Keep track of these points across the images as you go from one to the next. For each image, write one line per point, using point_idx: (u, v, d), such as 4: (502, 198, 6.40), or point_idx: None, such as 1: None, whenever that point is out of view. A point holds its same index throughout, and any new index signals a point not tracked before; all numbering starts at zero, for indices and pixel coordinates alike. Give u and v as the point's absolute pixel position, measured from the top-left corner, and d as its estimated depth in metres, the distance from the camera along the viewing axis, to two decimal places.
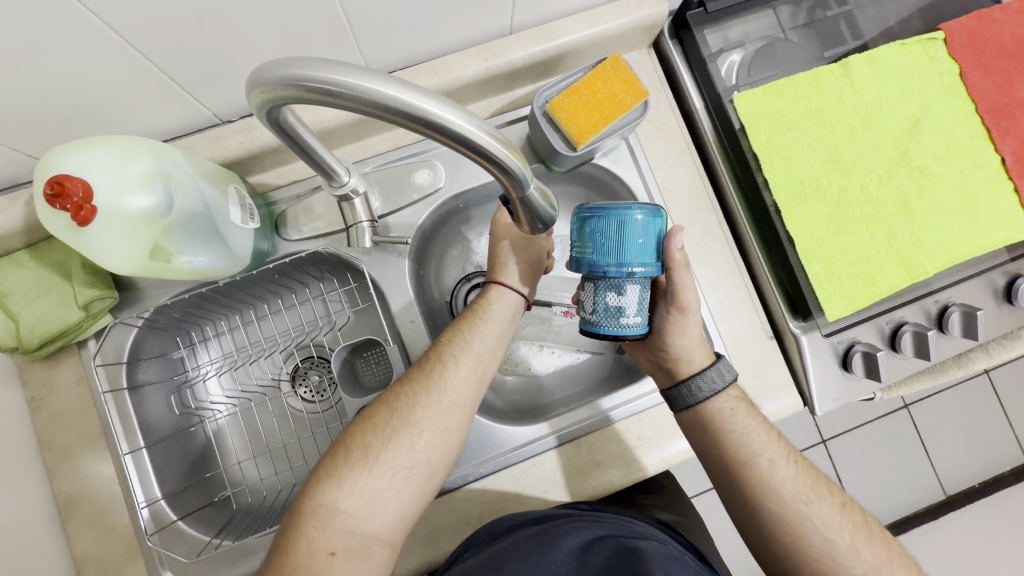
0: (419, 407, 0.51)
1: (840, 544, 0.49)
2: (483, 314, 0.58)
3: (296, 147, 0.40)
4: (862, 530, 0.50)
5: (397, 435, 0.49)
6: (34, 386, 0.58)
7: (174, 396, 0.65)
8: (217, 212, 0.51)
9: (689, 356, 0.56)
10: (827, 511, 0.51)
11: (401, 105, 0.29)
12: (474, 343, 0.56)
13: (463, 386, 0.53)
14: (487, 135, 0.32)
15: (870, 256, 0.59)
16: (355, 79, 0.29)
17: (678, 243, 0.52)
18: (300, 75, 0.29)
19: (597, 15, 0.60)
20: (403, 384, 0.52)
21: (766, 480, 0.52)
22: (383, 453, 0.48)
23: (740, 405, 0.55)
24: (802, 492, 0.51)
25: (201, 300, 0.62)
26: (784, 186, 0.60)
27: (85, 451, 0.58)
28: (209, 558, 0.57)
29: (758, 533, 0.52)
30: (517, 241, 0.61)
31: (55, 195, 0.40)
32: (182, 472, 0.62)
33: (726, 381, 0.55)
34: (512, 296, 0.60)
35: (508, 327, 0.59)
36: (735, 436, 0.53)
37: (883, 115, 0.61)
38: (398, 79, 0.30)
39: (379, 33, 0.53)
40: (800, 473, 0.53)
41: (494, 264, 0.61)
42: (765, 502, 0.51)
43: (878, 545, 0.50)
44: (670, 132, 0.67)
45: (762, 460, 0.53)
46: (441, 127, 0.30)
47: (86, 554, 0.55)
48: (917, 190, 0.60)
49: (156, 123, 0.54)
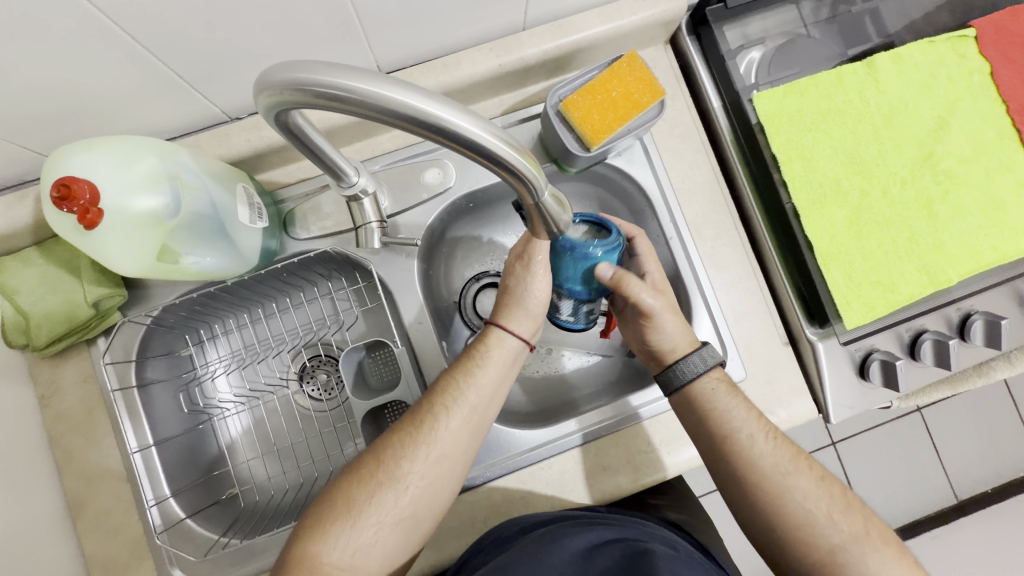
0: (405, 461, 0.50)
1: (817, 514, 0.50)
2: (481, 361, 0.55)
3: (303, 147, 0.39)
4: (839, 502, 0.50)
5: (381, 492, 0.48)
6: (43, 384, 0.59)
7: (183, 394, 0.65)
8: (225, 213, 0.50)
9: (672, 345, 0.57)
10: (803, 483, 0.51)
11: (411, 110, 0.29)
12: (469, 394, 0.53)
13: (454, 440, 0.51)
14: (499, 140, 0.31)
15: (891, 261, 0.57)
16: (364, 84, 0.28)
17: (609, 272, 0.52)
18: (307, 80, 0.29)
19: (612, 11, 0.59)
20: (392, 436, 0.51)
21: (745, 452, 0.53)
22: (367, 509, 0.48)
23: (721, 386, 0.55)
24: (780, 464, 0.52)
25: (208, 299, 0.62)
26: (803, 189, 0.58)
27: (94, 449, 0.58)
28: (217, 558, 0.57)
29: (740, 506, 0.54)
30: (522, 285, 0.56)
31: (62, 197, 0.39)
32: (190, 472, 0.62)
33: (708, 365, 0.55)
34: (512, 341, 0.56)
35: (506, 375, 0.56)
36: (716, 414, 0.54)
37: (907, 115, 0.59)
38: (406, 84, 0.29)
39: (389, 28, 0.52)
40: (780, 448, 0.53)
41: (497, 306, 0.57)
42: (746, 476, 0.53)
43: (857, 517, 0.50)
44: (685, 131, 0.65)
45: (741, 435, 0.53)
46: (451, 132, 0.29)
47: (96, 553, 0.56)
48: (942, 194, 0.58)
49: (162, 121, 0.53)
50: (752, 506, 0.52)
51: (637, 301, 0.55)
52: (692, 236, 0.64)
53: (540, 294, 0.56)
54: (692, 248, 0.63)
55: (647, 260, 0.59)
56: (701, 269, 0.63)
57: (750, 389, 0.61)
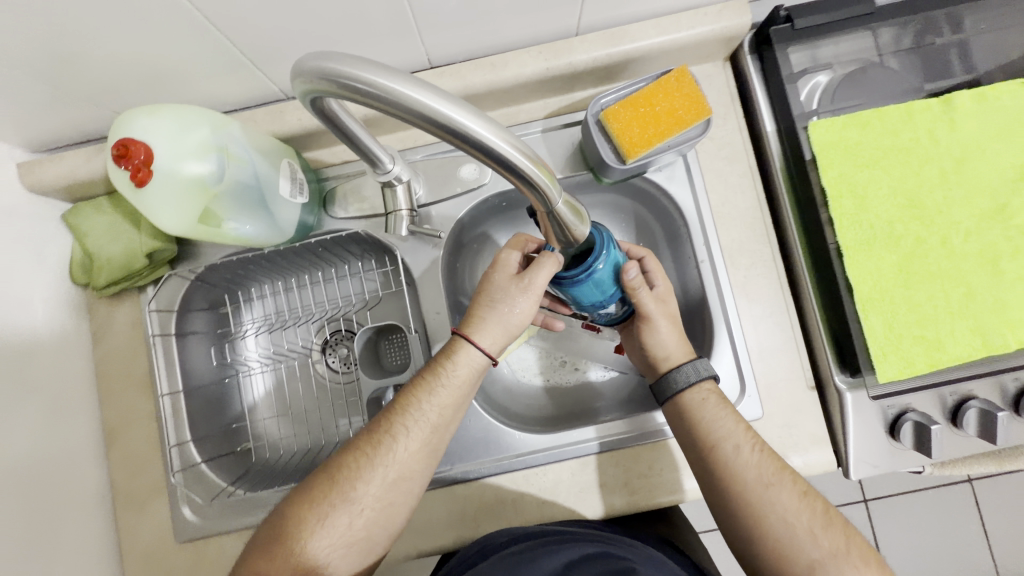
0: (360, 483, 0.51)
1: (798, 528, 0.48)
2: (444, 379, 0.54)
3: (340, 133, 0.41)
4: (820, 518, 0.48)
5: (334, 514, 0.50)
6: (97, 320, 0.65)
7: (215, 347, 0.69)
8: (267, 184, 0.53)
9: (665, 352, 0.57)
10: (786, 496, 0.49)
11: (429, 111, 0.29)
12: (428, 413, 0.53)
13: (411, 460, 0.52)
14: (514, 149, 0.31)
15: (941, 316, 0.53)
16: (387, 81, 0.29)
17: (634, 272, 0.54)
18: (334, 71, 0.30)
19: (669, 23, 0.57)
20: (348, 455, 0.52)
21: (728, 464, 0.51)
22: (318, 530, 0.49)
23: (712, 397, 0.54)
24: (763, 477, 0.50)
25: (247, 264, 0.66)
26: (851, 228, 0.54)
27: (132, 387, 0.64)
28: (223, 505, 0.61)
29: (719, 515, 0.52)
30: (504, 299, 0.54)
31: (120, 155, 0.44)
32: (212, 421, 0.67)
33: (701, 376, 0.54)
34: (477, 355, 0.54)
35: (470, 390, 0.55)
36: (703, 422, 0.52)
37: (984, 161, 0.54)
38: (426, 83, 0.30)
39: (441, 24, 0.53)
40: (763, 458, 0.51)
41: (469, 316, 0.55)
42: (728, 487, 0.50)
43: (837, 533, 0.48)
44: (733, 153, 0.62)
45: (726, 446, 0.51)
46: (468, 136, 0.30)
47: (120, 480, 0.62)
48: (1012, 251, 0.53)
49: (225, 94, 0.57)
50: (737, 519, 0.50)
51: (643, 307, 0.57)
52: (725, 264, 0.61)
53: (520, 314, 0.54)
54: (724, 277, 0.61)
55: (654, 278, 0.60)
56: (730, 296, 0.61)
57: (765, 431, 0.58)
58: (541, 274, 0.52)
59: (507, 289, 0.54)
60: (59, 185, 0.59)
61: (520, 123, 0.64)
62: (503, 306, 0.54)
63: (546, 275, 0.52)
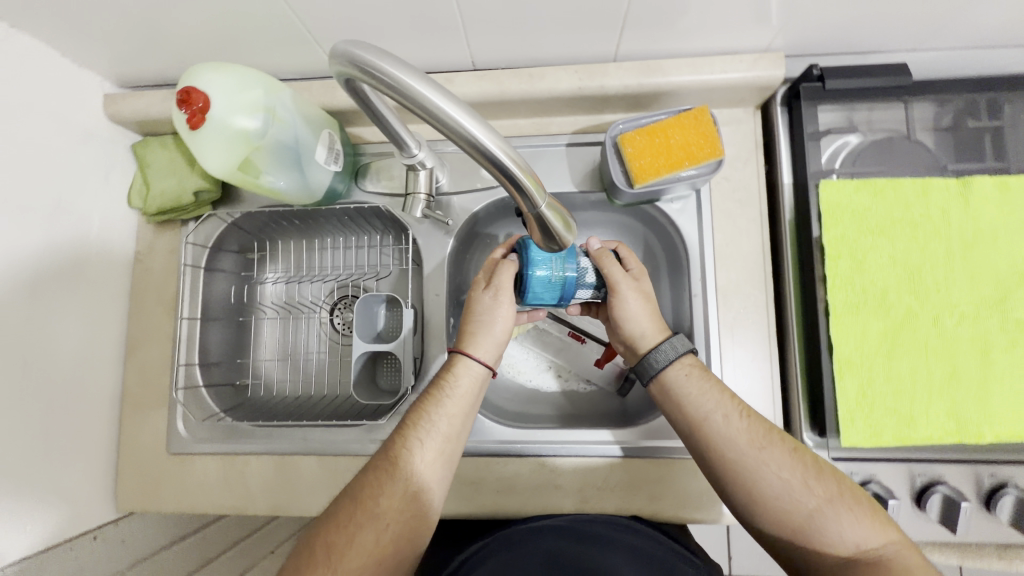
0: (383, 500, 0.51)
1: (794, 481, 0.49)
2: (448, 391, 0.56)
3: (370, 113, 0.46)
4: (812, 469, 0.50)
5: (361, 532, 0.50)
6: (143, 244, 0.72)
7: (235, 287, 0.76)
8: (305, 148, 0.59)
9: (640, 331, 0.57)
10: (777, 455, 0.50)
11: (427, 103, 0.34)
12: (438, 424, 0.55)
13: (428, 471, 0.53)
14: (500, 150, 0.35)
15: (919, 393, 0.53)
16: (398, 72, 0.34)
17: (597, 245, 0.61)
18: (357, 57, 0.35)
19: (703, 64, 0.60)
20: (367, 474, 0.52)
21: (721, 436, 0.52)
22: (348, 549, 0.49)
23: (694, 371, 0.55)
24: (755, 440, 0.51)
25: (277, 218, 0.72)
26: (843, 289, 0.55)
27: (159, 307, 0.71)
28: (212, 428, 0.67)
29: (717, 483, 0.52)
30: (488, 311, 0.58)
31: (183, 100, 0.50)
32: (220, 352, 0.73)
33: (678, 352, 0.55)
34: (477, 367, 0.57)
35: (475, 401, 0.57)
36: (691, 397, 0.53)
37: (993, 249, 0.54)
38: (432, 80, 0.34)
39: (487, 32, 0.57)
40: (751, 424, 0.52)
41: (463, 333, 0.58)
42: (725, 458, 0.51)
43: (830, 480, 0.50)
44: (746, 197, 0.64)
45: (716, 417, 0.52)
46: (459, 131, 0.34)
47: (132, 386, 0.69)
48: (1007, 343, 0.52)
49: (287, 64, 0.63)
50: (735, 484, 0.51)
51: (614, 283, 0.58)
52: (718, 302, 0.62)
53: (504, 322, 0.58)
54: (714, 315, 0.62)
55: (630, 262, 0.61)
56: (715, 335, 0.62)
57: None
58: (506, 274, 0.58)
59: (488, 301, 0.58)
60: (134, 119, 0.67)
61: (547, 134, 0.67)
62: (488, 317, 0.58)
63: (509, 276, 0.58)
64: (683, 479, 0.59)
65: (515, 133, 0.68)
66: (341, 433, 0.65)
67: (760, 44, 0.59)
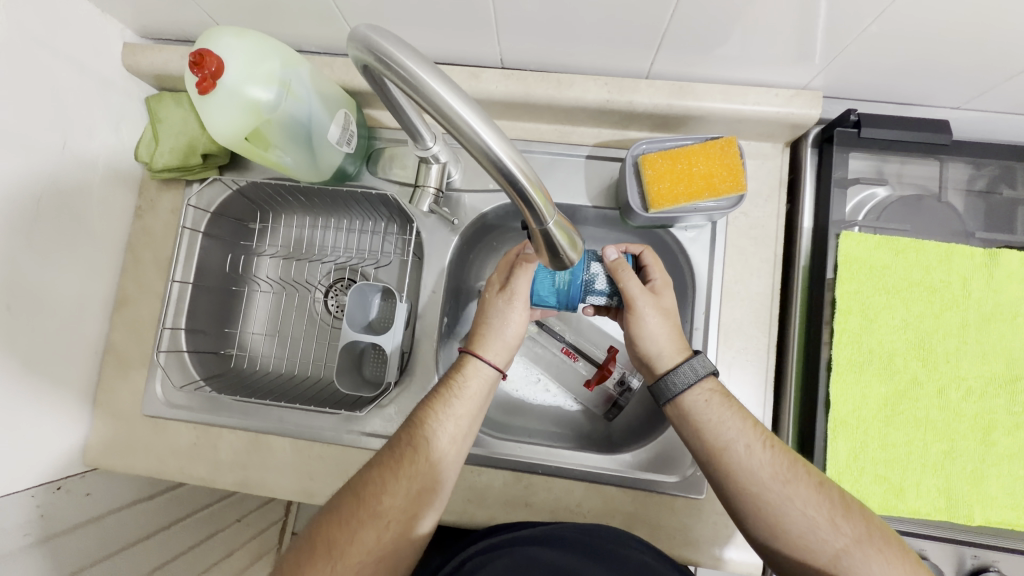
0: (386, 497, 0.49)
1: (819, 520, 0.47)
2: (457, 392, 0.55)
3: (385, 100, 0.44)
4: (840, 506, 0.47)
5: (362, 529, 0.48)
6: (144, 199, 0.71)
7: (231, 256, 0.74)
8: (317, 126, 0.57)
9: (657, 349, 0.54)
10: (803, 491, 0.48)
11: (439, 101, 0.32)
12: (447, 424, 0.53)
13: (431, 470, 0.52)
14: (510, 159, 0.33)
15: (913, 465, 0.52)
16: (413, 66, 0.33)
17: (613, 255, 0.57)
18: (376, 44, 0.34)
19: (737, 93, 0.58)
20: (371, 471, 0.50)
21: (741, 468, 0.49)
22: (348, 546, 0.47)
23: (715, 397, 0.52)
24: (779, 474, 0.48)
25: (282, 192, 0.70)
26: (849, 346, 0.53)
27: (153, 266, 0.70)
28: (190, 395, 0.66)
29: (737, 515, 0.50)
30: (499, 313, 0.57)
31: (194, 62, 0.48)
32: (210, 319, 0.72)
33: (700, 374, 0.52)
34: (488, 369, 0.57)
35: (484, 403, 0.57)
36: (712, 425, 0.51)
37: (1011, 327, 0.53)
38: (447, 79, 0.33)
39: (520, 32, 0.55)
40: (775, 455, 0.49)
41: (473, 333, 0.58)
42: (745, 490, 0.49)
43: (858, 518, 0.47)
44: (763, 236, 0.61)
45: (738, 447, 0.50)
46: (468, 134, 0.32)
47: (117, 341, 0.68)
48: (1011, 425, 0.51)
49: (312, 36, 0.62)
50: (759, 518, 0.48)
51: (632, 299, 0.55)
52: (718, 339, 0.60)
53: (515, 329, 0.58)
54: (713, 353, 0.60)
55: (652, 270, 0.58)
56: None
57: (701, 512, 0.57)
58: (523, 282, 0.56)
59: (499, 303, 0.57)
60: (152, 72, 0.66)
61: (568, 143, 0.65)
62: (500, 319, 0.57)
63: (525, 283, 0.56)
64: (656, 515, 0.58)
65: (535, 138, 0.66)
66: (317, 418, 0.64)
67: (799, 81, 0.57)
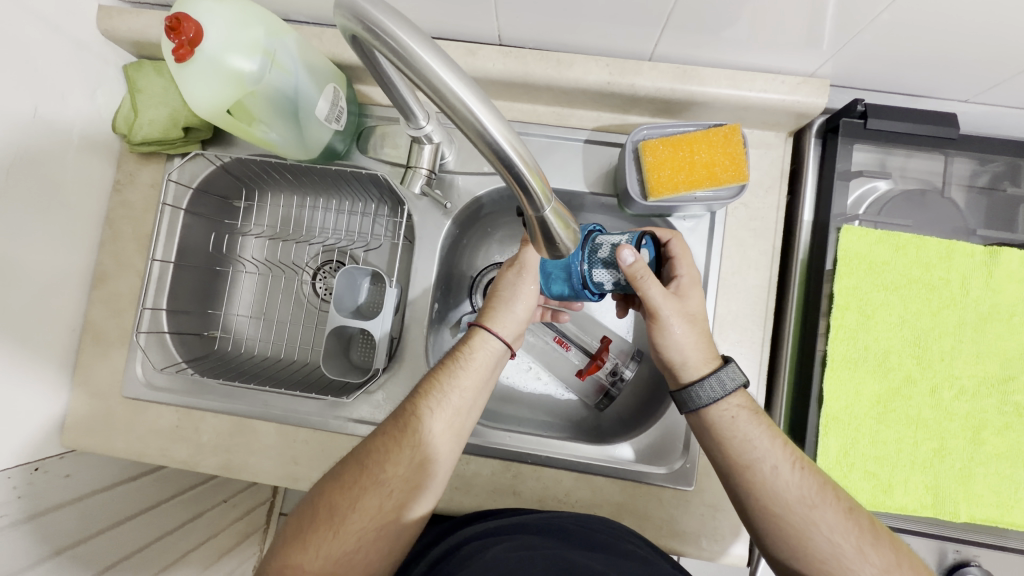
0: (389, 465, 0.48)
1: (846, 548, 0.46)
2: (463, 363, 0.53)
3: (376, 75, 0.42)
4: (867, 533, 0.46)
5: (364, 495, 0.47)
6: (123, 173, 0.68)
7: (215, 235, 0.72)
8: (303, 101, 0.55)
9: (683, 357, 0.52)
10: (830, 516, 0.47)
11: (427, 73, 0.30)
12: (451, 395, 0.52)
13: (436, 444, 0.50)
14: (502, 136, 0.31)
15: (902, 462, 0.52)
16: (402, 35, 0.31)
17: (627, 257, 0.48)
18: (363, 9, 0.31)
19: (743, 78, 0.56)
20: (374, 438, 0.49)
21: (766, 486, 0.48)
22: (350, 513, 0.46)
23: (743, 413, 0.50)
24: (806, 497, 0.47)
25: (268, 169, 0.68)
26: (845, 343, 0.53)
27: (132, 242, 0.67)
28: (171, 377, 0.64)
29: (761, 539, 0.49)
30: (512, 291, 0.56)
31: (170, 28, 0.46)
32: (193, 299, 0.70)
33: (725, 391, 0.50)
34: (495, 343, 0.55)
35: (489, 377, 0.55)
36: (737, 442, 0.49)
37: (1007, 327, 0.52)
38: (438, 50, 0.31)
39: (519, 8, 0.53)
40: (805, 477, 0.48)
41: (483, 308, 0.56)
42: (768, 509, 0.48)
43: (887, 548, 0.46)
44: (762, 228, 0.60)
45: (764, 466, 0.48)
46: (459, 109, 0.30)
47: (95, 319, 0.66)
48: (1000, 425, 0.51)
49: (300, 5, 0.58)
50: (781, 540, 0.48)
51: (657, 310, 0.52)
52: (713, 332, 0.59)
53: (523, 309, 0.56)
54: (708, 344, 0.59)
55: (679, 264, 0.56)
56: None
57: (689, 503, 0.57)
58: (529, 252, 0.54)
59: (512, 281, 0.56)
60: (129, 37, 0.62)
61: (567, 126, 0.63)
62: (511, 295, 0.56)
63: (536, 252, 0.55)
64: (645, 506, 0.57)
65: (533, 120, 0.63)
66: (303, 403, 0.63)
67: (806, 68, 0.55)
